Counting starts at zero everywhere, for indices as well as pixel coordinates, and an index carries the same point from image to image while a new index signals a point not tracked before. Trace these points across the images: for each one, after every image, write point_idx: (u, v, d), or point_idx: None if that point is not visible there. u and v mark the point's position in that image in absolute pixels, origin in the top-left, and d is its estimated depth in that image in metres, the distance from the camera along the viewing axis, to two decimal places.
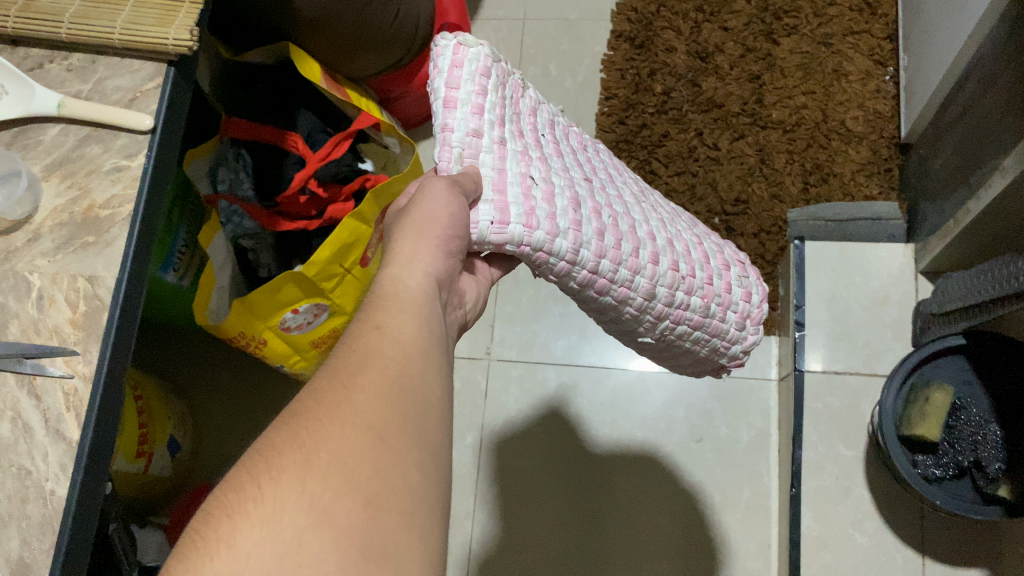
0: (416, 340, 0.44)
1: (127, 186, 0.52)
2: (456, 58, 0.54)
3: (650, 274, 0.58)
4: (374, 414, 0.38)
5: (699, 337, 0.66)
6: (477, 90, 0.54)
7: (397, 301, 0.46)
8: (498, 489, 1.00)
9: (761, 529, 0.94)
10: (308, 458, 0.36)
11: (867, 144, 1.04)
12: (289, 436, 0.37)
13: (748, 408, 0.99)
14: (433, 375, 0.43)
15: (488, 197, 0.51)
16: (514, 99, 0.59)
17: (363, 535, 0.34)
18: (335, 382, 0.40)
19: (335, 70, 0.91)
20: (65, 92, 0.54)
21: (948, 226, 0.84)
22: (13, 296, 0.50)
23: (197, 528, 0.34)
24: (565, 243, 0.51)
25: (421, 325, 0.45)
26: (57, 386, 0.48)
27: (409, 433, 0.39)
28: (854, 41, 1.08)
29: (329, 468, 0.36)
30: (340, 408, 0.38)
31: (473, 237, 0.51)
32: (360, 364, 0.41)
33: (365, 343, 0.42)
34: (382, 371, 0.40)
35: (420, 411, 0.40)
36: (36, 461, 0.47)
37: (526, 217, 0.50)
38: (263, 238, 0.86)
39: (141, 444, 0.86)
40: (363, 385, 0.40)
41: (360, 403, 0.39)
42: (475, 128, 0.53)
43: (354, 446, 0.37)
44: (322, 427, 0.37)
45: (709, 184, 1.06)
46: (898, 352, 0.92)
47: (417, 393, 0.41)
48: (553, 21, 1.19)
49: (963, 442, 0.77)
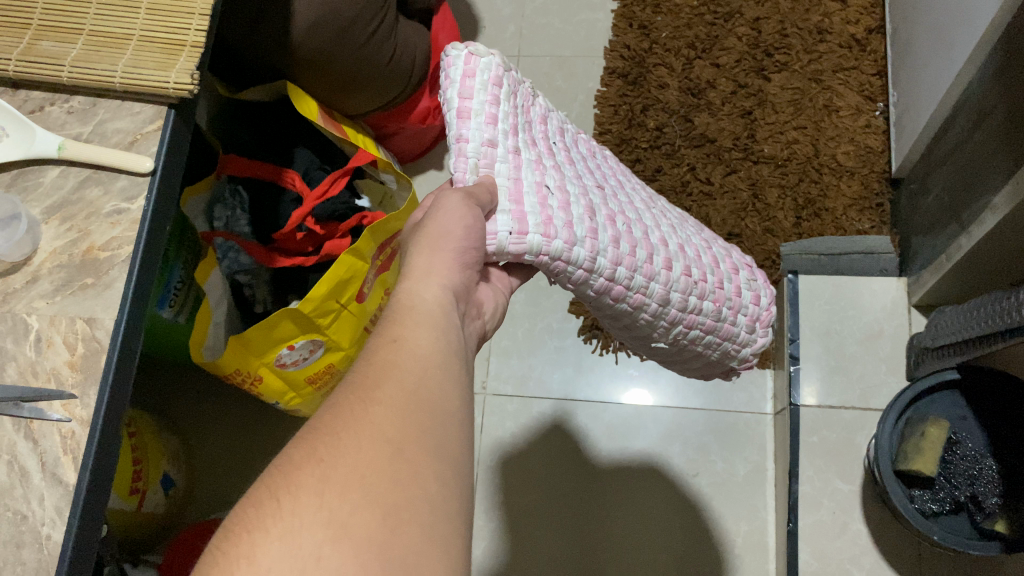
0: (434, 352, 0.43)
1: (126, 229, 0.52)
2: (468, 69, 0.54)
3: (663, 279, 0.58)
4: (392, 428, 0.38)
5: (710, 341, 0.67)
6: (490, 99, 0.54)
7: (413, 314, 0.45)
8: (494, 526, 0.99)
9: (759, 565, 0.93)
10: (326, 472, 0.36)
11: (859, 179, 1.05)
12: (307, 451, 0.37)
13: (744, 443, 0.98)
14: (450, 387, 0.42)
15: (505, 207, 0.51)
16: (525, 107, 0.60)
17: (383, 548, 0.33)
18: (351, 399, 0.40)
19: (331, 107, 0.92)
20: (66, 135, 0.54)
21: (940, 261, 0.85)
22: (12, 338, 0.51)
23: (218, 545, 0.34)
24: (583, 252, 0.52)
25: (439, 337, 0.44)
26: (55, 430, 0.48)
27: (427, 445, 0.38)
28: (844, 77, 1.09)
29: (348, 480, 0.35)
30: (358, 424, 0.38)
31: (490, 250, 0.51)
32: (378, 379, 0.40)
33: (382, 357, 0.42)
34: (399, 386, 0.40)
35: (438, 421, 0.39)
36: (33, 505, 0.47)
37: (544, 227, 0.51)
38: (258, 274, 0.86)
39: (135, 481, 0.86)
40: (379, 399, 0.39)
41: (377, 418, 0.38)
42: (490, 137, 0.53)
43: (370, 460, 0.36)
44: (340, 441, 0.37)
45: (703, 218, 1.07)
46: (892, 386, 0.92)
47: (434, 403, 0.40)
48: (546, 58, 1.20)
49: (959, 477, 0.76)
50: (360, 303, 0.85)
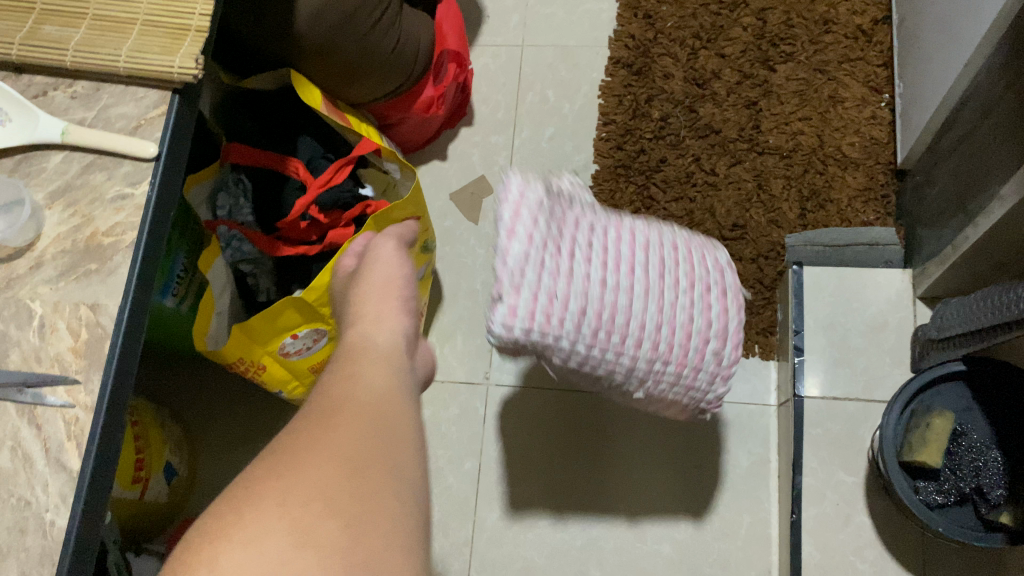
0: (386, 384, 0.49)
1: (130, 214, 0.51)
2: (515, 200, 0.67)
3: (631, 358, 0.72)
4: (350, 449, 0.42)
5: (682, 392, 0.76)
6: (531, 224, 0.67)
7: (368, 352, 0.54)
8: (496, 518, 0.99)
9: (762, 557, 0.94)
10: (286, 486, 0.39)
11: (864, 170, 1.04)
12: (270, 466, 0.40)
13: (748, 435, 0.98)
14: (409, 409, 0.48)
15: (507, 300, 0.67)
16: (562, 217, 0.71)
17: (346, 551, 0.36)
18: (311, 426, 0.44)
19: (336, 96, 0.91)
20: (70, 120, 0.54)
21: (946, 252, 0.84)
22: (15, 324, 0.50)
23: (182, 553, 0.37)
24: (553, 341, 0.68)
25: (391, 373, 0.51)
26: (59, 416, 0.48)
27: (383, 465, 0.41)
28: (849, 68, 1.09)
29: (308, 499, 0.38)
30: (318, 447, 0.41)
31: (490, 332, 0.68)
32: (333, 409, 0.45)
33: (337, 394, 0.47)
34: (355, 414, 0.44)
35: (395, 442, 0.43)
36: (36, 491, 0.47)
37: (530, 323, 0.67)
38: (262, 263, 0.85)
39: (138, 470, 0.86)
40: (339, 424, 0.43)
41: (337, 442, 0.42)
42: (524, 256, 0.67)
43: (327, 482, 0.39)
44: (302, 466, 0.40)
45: (707, 209, 1.07)
46: (897, 379, 0.91)
47: (390, 424, 0.45)
48: (551, 47, 1.19)
49: (964, 468, 0.76)
50: None
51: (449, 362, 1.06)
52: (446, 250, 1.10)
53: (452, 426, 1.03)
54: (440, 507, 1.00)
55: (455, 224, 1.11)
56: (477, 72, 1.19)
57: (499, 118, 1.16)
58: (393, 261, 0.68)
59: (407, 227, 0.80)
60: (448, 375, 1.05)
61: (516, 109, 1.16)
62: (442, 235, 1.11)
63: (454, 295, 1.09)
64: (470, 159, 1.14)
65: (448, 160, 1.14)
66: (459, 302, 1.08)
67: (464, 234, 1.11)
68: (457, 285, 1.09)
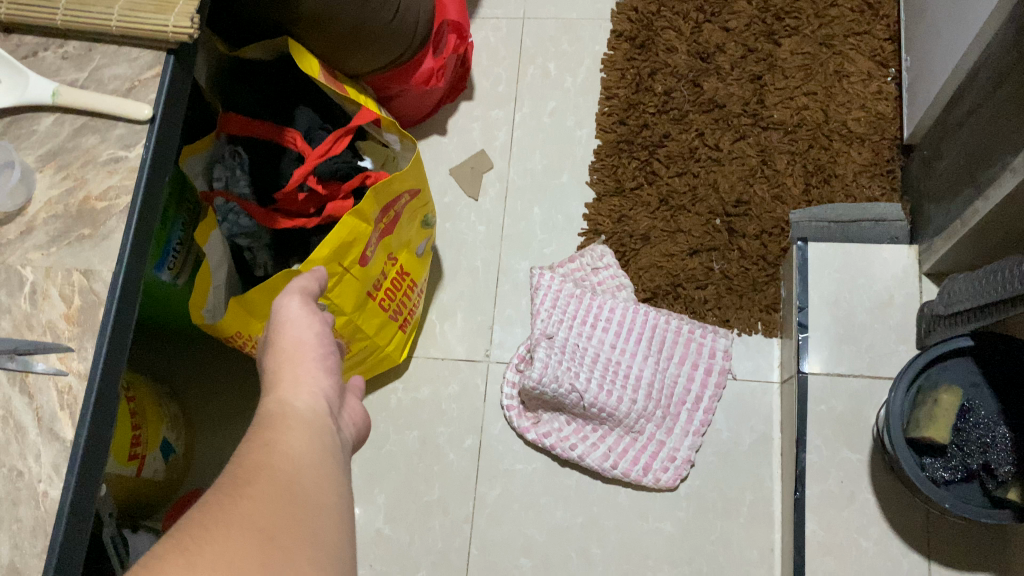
0: (307, 451, 0.44)
1: (124, 177, 0.50)
2: None
3: None
4: (263, 519, 0.37)
5: None
6: None
7: (285, 418, 0.46)
8: (497, 496, 0.98)
9: (765, 535, 0.93)
10: (191, 559, 0.34)
11: (870, 145, 1.03)
12: (172, 543, 0.35)
13: (751, 413, 0.97)
14: (334, 483, 0.42)
15: None
16: None
17: None
18: (218, 493, 0.38)
19: (334, 66, 0.89)
20: (61, 81, 0.52)
21: (954, 227, 0.83)
22: (6, 290, 0.49)
23: None
24: None
25: (314, 440, 0.45)
26: (52, 384, 0.46)
27: (301, 537, 0.37)
28: (856, 42, 1.07)
29: (212, 573, 0.34)
30: (227, 514, 0.37)
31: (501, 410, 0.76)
32: (247, 477, 0.39)
33: (252, 459, 0.41)
34: (271, 482, 0.39)
35: (315, 517, 0.39)
36: (28, 462, 0.46)
37: None
38: (259, 236, 0.83)
39: (134, 447, 0.84)
40: (250, 493, 0.38)
41: (248, 509, 0.37)
42: None
43: (237, 553, 0.35)
44: (210, 530, 0.36)
45: (710, 185, 1.05)
46: (903, 355, 0.90)
47: (308, 500, 0.40)
48: (552, 20, 1.17)
49: (972, 444, 0.75)
50: (364, 268, 0.83)
51: (449, 339, 1.05)
52: (446, 226, 1.09)
53: (452, 404, 1.02)
54: (440, 485, 0.99)
55: (455, 200, 1.10)
56: (478, 45, 1.17)
57: (499, 92, 1.14)
58: (306, 318, 0.58)
59: (315, 278, 0.66)
60: (447, 352, 1.04)
61: (517, 83, 1.14)
62: (442, 211, 1.10)
63: (454, 272, 1.07)
64: (470, 134, 1.12)
65: (448, 135, 1.13)
66: (459, 279, 1.07)
67: (465, 210, 1.09)
68: (457, 261, 1.07)
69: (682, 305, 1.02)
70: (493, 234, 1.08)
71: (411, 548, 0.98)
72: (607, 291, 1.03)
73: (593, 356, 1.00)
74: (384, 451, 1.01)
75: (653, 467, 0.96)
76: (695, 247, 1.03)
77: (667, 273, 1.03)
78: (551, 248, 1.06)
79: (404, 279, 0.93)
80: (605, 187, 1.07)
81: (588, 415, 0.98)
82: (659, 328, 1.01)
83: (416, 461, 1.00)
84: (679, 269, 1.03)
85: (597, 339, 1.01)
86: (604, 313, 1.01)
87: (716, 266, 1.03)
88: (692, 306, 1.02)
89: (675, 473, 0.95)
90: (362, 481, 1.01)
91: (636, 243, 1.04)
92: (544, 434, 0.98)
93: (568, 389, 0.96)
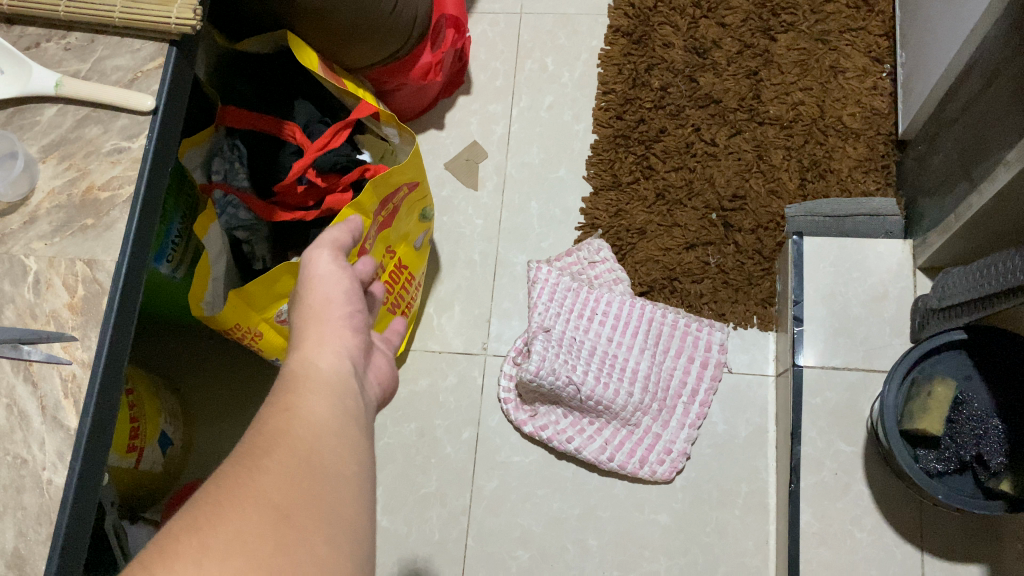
0: (331, 417, 0.45)
1: (127, 168, 0.50)
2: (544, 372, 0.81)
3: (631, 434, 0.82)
4: (280, 495, 0.38)
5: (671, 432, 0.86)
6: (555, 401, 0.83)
7: (309, 381, 0.47)
8: (494, 487, 0.99)
9: (760, 526, 0.94)
10: (205, 541, 0.35)
11: (865, 141, 1.04)
12: (188, 522, 0.36)
13: (746, 406, 0.98)
14: (353, 450, 0.44)
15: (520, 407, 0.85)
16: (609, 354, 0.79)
17: None
18: (237, 465, 0.40)
19: (332, 60, 0.89)
20: (63, 72, 0.53)
21: (948, 221, 0.84)
22: (9, 280, 0.49)
23: None
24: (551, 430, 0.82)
25: (334, 404, 0.46)
26: (55, 372, 0.47)
27: (318, 510, 0.39)
28: (851, 38, 1.08)
29: (226, 551, 0.35)
30: (244, 488, 0.38)
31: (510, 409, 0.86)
32: (266, 447, 0.41)
33: (273, 427, 0.43)
34: (289, 454, 0.41)
35: (331, 488, 0.40)
36: (32, 449, 0.46)
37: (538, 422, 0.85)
38: (257, 230, 0.85)
39: (133, 439, 0.85)
40: (269, 466, 0.39)
41: (265, 485, 0.38)
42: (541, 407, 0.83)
43: (254, 532, 0.36)
44: (226, 508, 0.37)
45: (707, 179, 1.06)
46: (897, 348, 0.91)
47: (326, 471, 0.41)
48: (550, 15, 1.17)
49: (965, 436, 0.76)
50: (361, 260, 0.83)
51: (447, 332, 1.05)
52: (444, 220, 1.09)
53: (449, 396, 1.02)
54: (437, 476, 1.00)
55: (452, 193, 1.10)
56: (475, 39, 1.17)
57: (497, 86, 1.15)
58: (335, 273, 0.58)
59: (348, 230, 0.65)
60: (445, 345, 1.05)
61: (514, 78, 1.15)
62: (440, 204, 1.10)
63: (452, 265, 1.08)
64: (468, 128, 1.13)
65: (446, 129, 1.13)
66: (457, 272, 1.07)
67: (462, 203, 1.10)
68: (455, 254, 1.08)
69: (678, 299, 1.03)
70: (491, 227, 1.08)
71: (408, 539, 0.98)
72: (604, 284, 1.04)
73: (590, 350, 1.01)
74: (382, 443, 1.02)
75: (650, 465, 0.96)
76: (691, 241, 1.04)
77: (664, 267, 1.04)
78: (548, 242, 1.07)
79: (402, 273, 0.94)
80: (602, 181, 1.08)
81: (584, 408, 0.98)
82: (656, 321, 1.02)
83: (413, 453, 1.01)
84: (676, 263, 1.04)
85: (594, 333, 1.01)
86: (601, 306, 1.02)
87: (712, 260, 1.03)
88: (687, 300, 1.02)
89: (671, 465, 0.96)
90: None
91: (632, 237, 1.05)
92: (541, 427, 0.98)
93: (565, 381, 0.96)
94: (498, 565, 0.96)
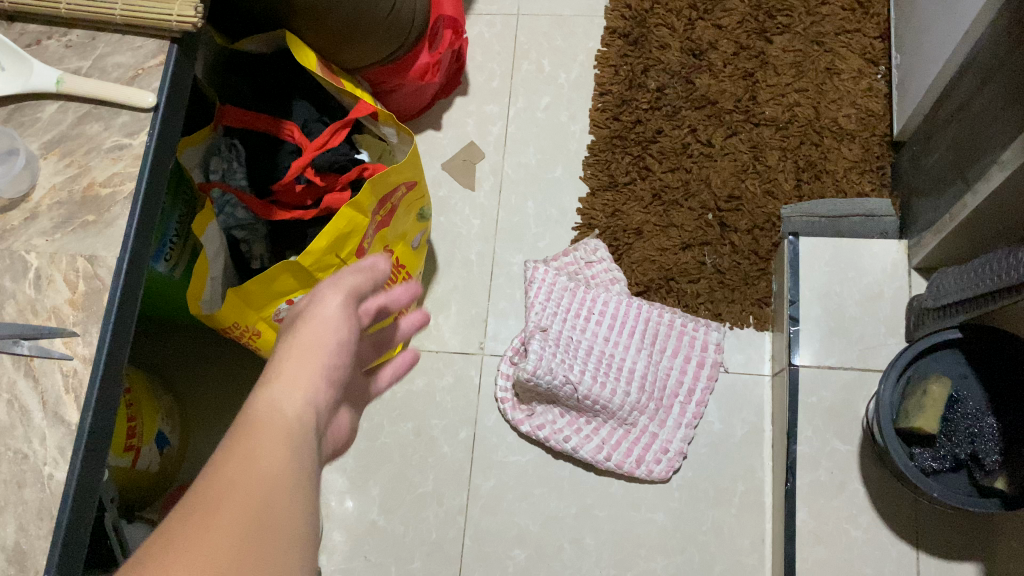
0: (289, 473, 0.42)
1: (128, 165, 0.50)
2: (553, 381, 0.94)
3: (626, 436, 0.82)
4: (221, 567, 0.36)
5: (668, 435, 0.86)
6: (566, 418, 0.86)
7: (273, 428, 0.45)
8: (491, 486, 0.99)
9: (755, 525, 0.94)
10: None
11: (860, 142, 1.04)
12: None
13: (742, 405, 0.99)
14: (299, 510, 0.41)
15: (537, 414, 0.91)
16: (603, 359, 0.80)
17: None
18: (182, 523, 0.38)
19: (330, 60, 0.89)
20: (64, 69, 0.53)
21: (943, 222, 0.84)
22: (10, 276, 0.49)
23: None
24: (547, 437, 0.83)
25: (293, 459, 0.43)
26: (56, 368, 0.47)
27: None
28: (846, 39, 1.08)
29: None
30: (184, 557, 0.36)
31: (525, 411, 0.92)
32: (215, 503, 0.39)
33: (225, 479, 0.40)
34: (237, 517, 0.38)
35: (276, 561, 0.38)
36: (33, 445, 0.46)
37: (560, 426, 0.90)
38: (255, 229, 0.85)
39: (130, 438, 0.85)
40: (215, 529, 0.37)
41: (206, 554, 0.36)
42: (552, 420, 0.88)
43: None
44: None
45: (703, 180, 1.06)
46: (892, 348, 0.91)
47: (272, 541, 0.39)
48: (546, 16, 1.17)
49: (960, 434, 0.77)
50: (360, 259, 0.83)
51: (443, 331, 1.05)
52: (441, 220, 1.10)
53: (446, 396, 1.03)
54: (434, 476, 1.00)
55: (449, 193, 1.10)
56: (472, 40, 1.18)
57: (494, 87, 1.15)
58: (336, 320, 0.54)
59: (369, 276, 0.60)
60: (441, 345, 1.05)
61: (511, 78, 1.15)
62: (437, 204, 1.10)
63: (448, 264, 1.08)
64: (465, 128, 1.13)
65: (443, 130, 1.13)
66: (454, 272, 1.07)
67: (459, 203, 1.10)
68: (452, 254, 1.08)
69: (674, 299, 1.03)
70: (487, 228, 1.09)
71: (405, 539, 0.98)
72: (601, 284, 1.04)
73: (586, 349, 1.01)
74: (378, 442, 1.02)
75: (647, 465, 0.96)
76: (687, 242, 1.04)
77: (660, 267, 1.04)
78: (545, 242, 1.07)
79: (399, 272, 0.94)
80: (598, 181, 1.08)
81: (581, 407, 0.99)
82: (652, 321, 1.02)
83: (410, 453, 1.01)
84: (672, 263, 1.04)
85: (591, 333, 1.02)
86: (598, 306, 1.03)
87: (708, 260, 1.04)
88: (684, 300, 1.03)
89: (668, 464, 0.96)
90: (356, 472, 1.01)
91: (629, 238, 1.05)
92: (538, 427, 0.99)
93: (561, 380, 0.97)
94: (495, 564, 0.96)
